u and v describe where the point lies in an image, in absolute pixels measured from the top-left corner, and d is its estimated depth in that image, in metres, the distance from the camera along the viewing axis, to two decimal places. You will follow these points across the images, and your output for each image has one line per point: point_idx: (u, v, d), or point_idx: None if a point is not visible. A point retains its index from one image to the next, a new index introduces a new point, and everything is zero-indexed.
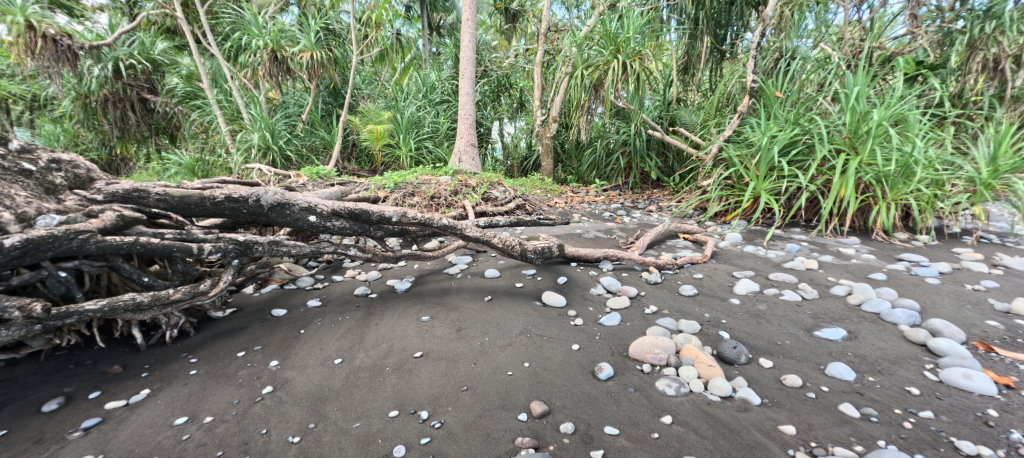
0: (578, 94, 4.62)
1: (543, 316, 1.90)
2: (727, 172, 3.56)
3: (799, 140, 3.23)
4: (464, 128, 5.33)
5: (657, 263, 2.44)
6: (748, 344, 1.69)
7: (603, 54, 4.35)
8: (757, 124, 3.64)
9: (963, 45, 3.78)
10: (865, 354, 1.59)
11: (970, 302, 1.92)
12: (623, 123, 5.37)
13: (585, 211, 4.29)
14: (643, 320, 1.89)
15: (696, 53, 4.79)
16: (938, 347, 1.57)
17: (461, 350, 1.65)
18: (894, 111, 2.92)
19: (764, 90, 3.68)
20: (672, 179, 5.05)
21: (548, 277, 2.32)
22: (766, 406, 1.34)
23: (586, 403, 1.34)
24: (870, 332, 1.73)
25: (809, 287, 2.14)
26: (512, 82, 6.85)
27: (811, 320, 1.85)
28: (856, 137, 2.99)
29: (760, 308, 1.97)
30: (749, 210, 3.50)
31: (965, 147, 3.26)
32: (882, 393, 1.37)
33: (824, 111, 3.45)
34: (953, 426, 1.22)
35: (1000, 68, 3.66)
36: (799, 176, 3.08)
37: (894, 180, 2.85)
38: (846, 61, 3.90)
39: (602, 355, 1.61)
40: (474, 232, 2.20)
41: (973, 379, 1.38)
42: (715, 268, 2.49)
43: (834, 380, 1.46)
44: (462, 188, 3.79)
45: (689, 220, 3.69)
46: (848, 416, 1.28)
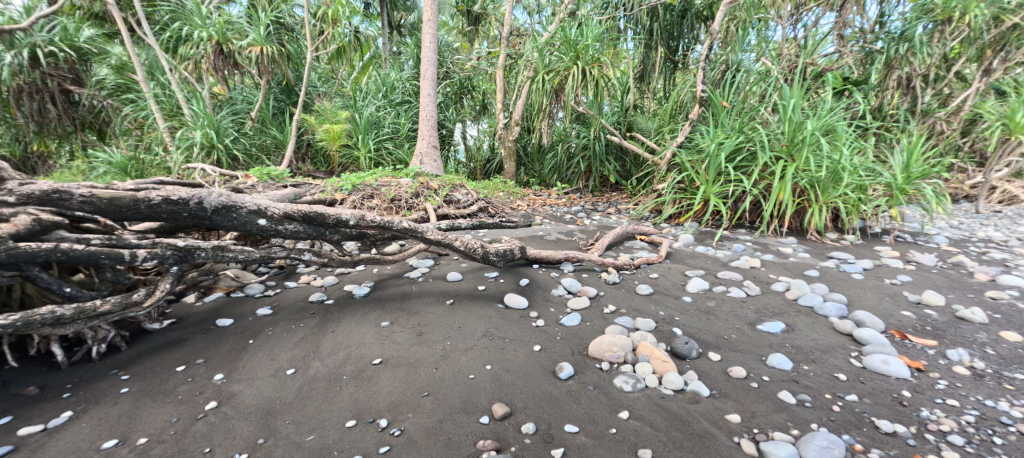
0: (539, 99, 4.71)
1: (506, 318, 1.91)
2: (679, 176, 3.75)
3: (743, 148, 3.45)
4: (426, 129, 5.26)
5: (615, 264, 2.52)
6: (699, 340, 1.78)
7: (564, 60, 4.46)
8: (706, 132, 3.84)
9: (882, 64, 4.20)
10: (801, 345, 1.72)
11: (889, 295, 2.14)
12: (583, 127, 5.49)
13: (548, 213, 4.37)
14: (602, 319, 1.94)
15: (651, 62, 5.04)
16: (862, 336, 1.72)
17: (424, 354, 1.63)
18: (824, 122, 3.19)
19: (712, 100, 3.91)
20: (630, 183, 5.22)
21: (510, 279, 2.34)
22: (715, 397, 1.42)
23: (546, 403, 1.37)
24: (805, 324, 1.88)
25: (753, 284, 2.29)
26: (475, 84, 6.83)
27: (754, 315, 1.98)
28: (793, 145, 3.23)
29: (710, 305, 2.09)
30: (701, 212, 3.69)
31: (884, 155, 3.61)
32: (815, 380, 1.50)
33: (765, 121, 3.71)
34: (875, 407, 1.35)
35: (912, 86, 4.21)
36: (743, 181, 3.30)
37: (825, 186, 3.10)
38: (784, 75, 4.21)
39: (563, 355, 1.65)
40: (435, 235, 2.17)
41: (891, 364, 1.53)
42: (669, 267, 2.61)
43: (773, 369, 1.57)
44: (424, 191, 3.75)
45: (645, 222, 3.84)
46: (786, 403, 1.38)
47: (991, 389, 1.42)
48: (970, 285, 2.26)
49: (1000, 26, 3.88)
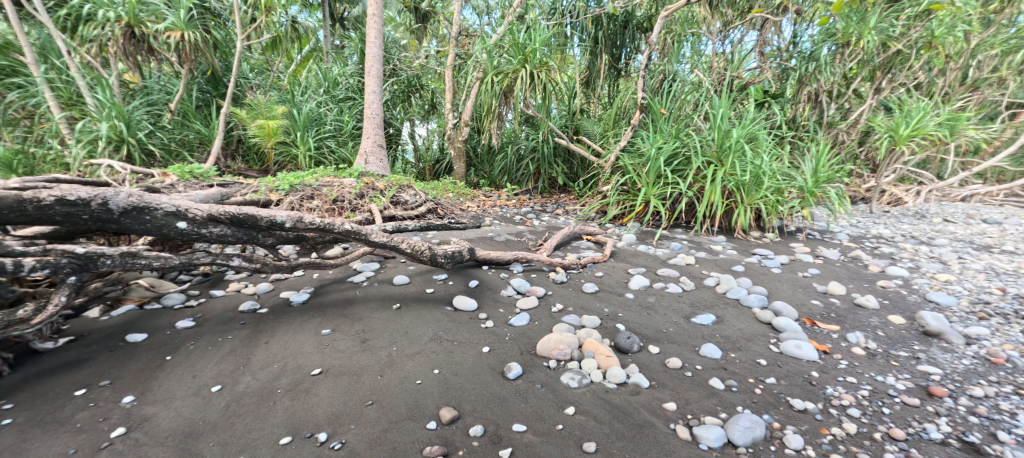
0: (488, 100, 4.71)
1: (454, 321, 1.89)
2: (622, 178, 3.92)
3: (679, 153, 3.68)
4: (371, 127, 5.06)
5: (563, 264, 2.58)
6: (640, 334, 1.88)
7: (512, 62, 4.49)
8: (647, 137, 4.05)
9: (796, 80, 4.69)
10: (729, 334, 1.87)
11: (801, 286, 2.38)
12: (532, 130, 5.57)
13: (497, 214, 4.38)
14: (550, 318, 1.98)
15: (596, 69, 5.22)
16: (780, 324, 1.90)
17: (368, 361, 1.57)
18: (748, 131, 3.49)
19: (652, 107, 4.14)
20: (577, 185, 5.37)
21: (459, 281, 2.32)
22: (654, 388, 1.50)
23: (494, 403, 1.37)
24: (732, 315, 2.05)
25: (688, 280, 2.45)
26: (424, 83, 6.70)
27: (689, 308, 2.12)
28: (722, 151, 3.49)
29: (650, 301, 2.20)
30: (642, 213, 3.89)
31: (798, 162, 4.01)
32: (741, 366, 1.63)
33: (697, 128, 3.99)
34: (790, 388, 1.50)
35: (818, 100, 4.83)
36: (680, 184, 3.53)
37: (749, 188, 3.38)
38: (714, 87, 4.55)
39: (511, 355, 1.66)
40: (380, 237, 2.09)
41: (802, 348, 1.71)
42: (613, 266, 2.72)
43: (705, 358, 1.69)
44: (369, 191, 3.61)
45: (591, 223, 3.98)
46: (716, 388, 1.49)
47: (882, 366, 1.63)
48: (865, 276, 2.57)
49: (888, 51, 4.46)
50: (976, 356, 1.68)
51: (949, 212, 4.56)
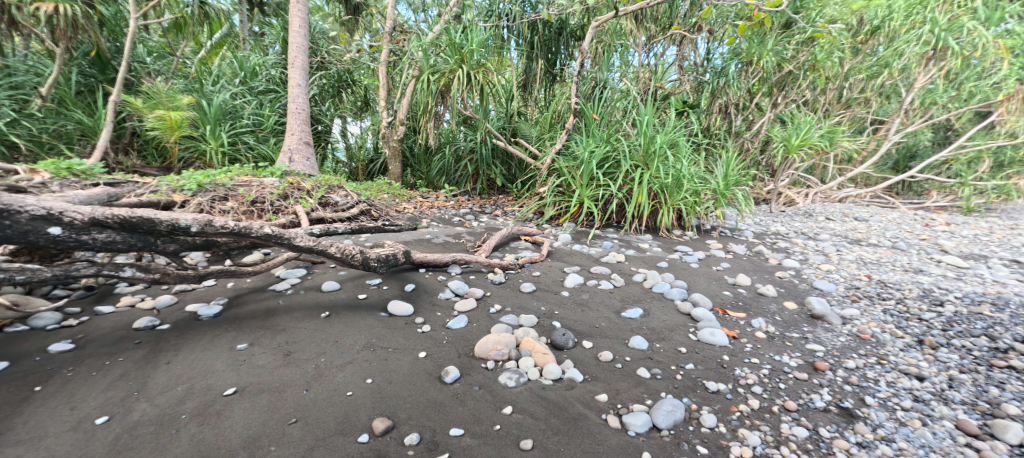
0: (424, 99, 4.62)
1: (389, 327, 1.82)
2: (558, 180, 4.04)
3: (610, 156, 3.87)
4: (295, 124, 4.72)
5: (501, 265, 2.60)
6: (575, 330, 1.94)
7: (449, 62, 4.43)
8: (580, 141, 4.21)
9: (710, 92, 5.16)
10: (655, 326, 2.00)
11: (716, 279, 2.62)
12: (470, 131, 5.54)
13: (435, 216, 4.30)
14: (488, 319, 1.99)
15: (532, 73, 5.32)
16: (697, 314, 2.08)
17: (292, 376, 1.46)
18: (670, 137, 3.78)
19: (585, 112, 4.32)
20: (515, 186, 5.43)
21: (394, 286, 2.23)
22: (587, 381, 1.57)
23: (431, 409, 1.34)
24: (657, 308, 2.20)
25: (618, 277, 2.58)
26: (355, 78, 6.38)
27: (619, 303, 2.24)
28: (648, 155, 3.73)
29: (584, 298, 2.29)
30: (576, 213, 4.03)
31: (712, 166, 4.41)
32: (664, 355, 1.76)
33: (626, 134, 4.23)
34: (706, 372, 1.64)
35: (729, 112, 5.44)
36: (610, 186, 3.72)
37: (671, 190, 3.66)
38: (641, 95, 4.86)
39: (449, 359, 1.64)
40: (305, 241, 1.94)
41: (716, 335, 1.88)
42: (550, 265, 2.79)
43: (634, 350, 1.79)
44: (293, 192, 3.36)
45: (529, 223, 4.05)
46: (643, 377, 1.60)
47: (779, 347, 1.85)
48: (767, 268, 2.90)
49: (782, 70, 5.08)
50: (850, 334, 1.97)
51: (831, 212, 5.28)
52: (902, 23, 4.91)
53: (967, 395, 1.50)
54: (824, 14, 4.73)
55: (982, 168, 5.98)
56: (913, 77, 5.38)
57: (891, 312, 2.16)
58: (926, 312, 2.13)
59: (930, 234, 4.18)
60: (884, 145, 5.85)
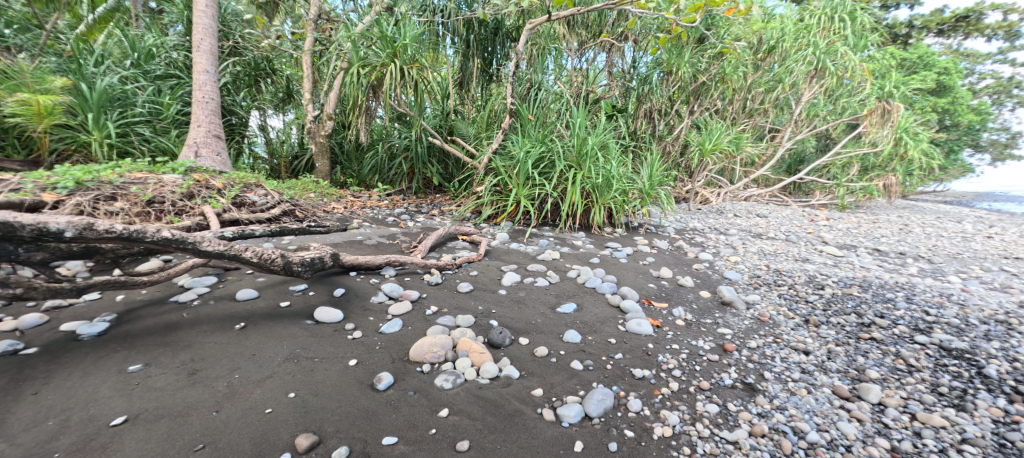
0: (354, 93, 4.39)
1: (316, 335, 1.71)
2: (495, 179, 4.06)
3: (545, 157, 3.97)
4: (202, 114, 4.25)
5: (438, 265, 2.55)
6: (512, 327, 1.97)
7: (380, 56, 4.24)
8: (516, 141, 4.26)
9: (636, 97, 5.49)
10: (587, 319, 2.09)
11: (642, 272, 2.80)
12: (405, 128, 5.36)
13: (367, 216, 4.11)
14: (424, 321, 1.94)
15: (469, 71, 5.28)
16: (626, 307, 2.20)
17: (200, 397, 1.31)
18: (600, 139, 3.96)
19: (520, 113, 4.38)
20: (452, 185, 5.33)
21: (322, 291, 2.10)
22: (523, 377, 1.60)
23: (362, 419, 1.28)
24: (590, 302, 2.30)
25: (553, 273, 2.66)
26: (276, 67, 5.89)
27: (554, 299, 2.31)
28: (581, 156, 3.88)
29: (521, 295, 2.33)
30: (513, 212, 4.08)
31: (638, 167, 4.70)
32: (596, 347, 1.84)
33: (560, 135, 4.36)
34: (633, 360, 1.75)
35: (652, 117, 5.82)
36: (546, 185, 3.81)
37: (602, 189, 3.83)
38: (574, 98, 5.04)
39: (382, 365, 1.58)
40: (214, 246, 1.75)
41: (642, 325, 2.01)
42: (487, 264, 2.79)
43: (568, 343, 1.86)
44: (201, 191, 3.03)
45: (466, 223, 4.02)
46: (576, 370, 1.66)
47: (696, 332, 2.02)
48: (686, 261, 3.16)
49: (697, 81, 5.57)
50: (753, 317, 2.22)
51: (739, 209, 5.89)
52: (792, 45, 5.63)
53: (842, 364, 1.76)
54: (730, 32, 5.27)
55: (853, 171, 7.03)
56: (801, 92, 6.18)
57: (785, 296, 2.47)
58: (811, 295, 2.46)
59: (816, 228, 4.82)
60: (780, 150, 6.65)
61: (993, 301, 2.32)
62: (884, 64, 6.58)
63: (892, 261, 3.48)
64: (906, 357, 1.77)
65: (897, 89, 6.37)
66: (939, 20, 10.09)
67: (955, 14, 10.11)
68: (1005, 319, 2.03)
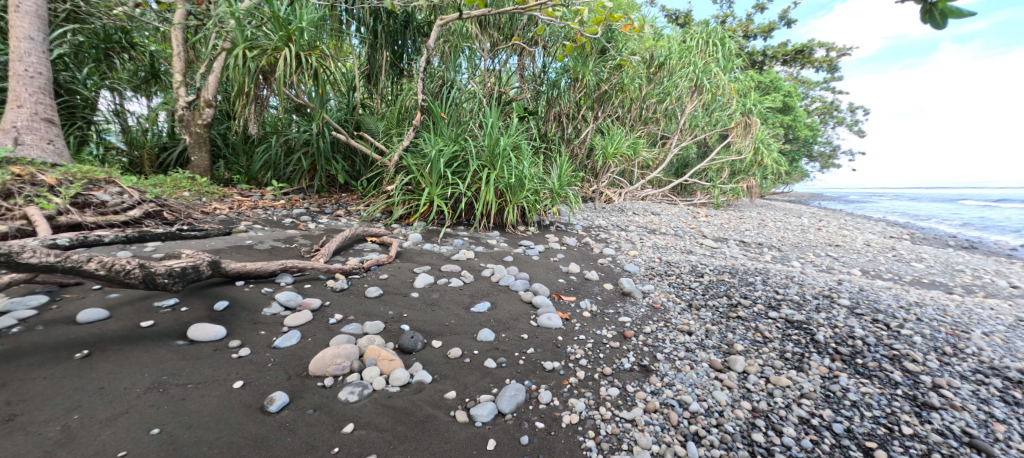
0: (240, 78, 3.90)
1: (192, 357, 1.48)
2: (406, 178, 3.91)
3: (459, 156, 3.93)
4: (23, 91, 3.42)
5: (343, 270, 2.37)
6: (424, 330, 1.92)
7: (271, 39, 3.79)
8: (428, 138, 4.16)
9: (546, 101, 5.71)
10: (501, 317, 2.12)
11: (553, 268, 2.93)
12: (304, 121, 4.91)
13: (259, 217, 3.67)
14: (326, 331, 1.80)
15: (377, 64, 4.99)
16: (537, 302, 2.28)
17: (20, 451, 1.06)
18: (512, 140, 4.03)
19: (432, 110, 4.27)
20: (360, 184, 4.95)
21: (198, 305, 1.81)
22: (435, 381, 1.57)
23: (249, 448, 1.14)
24: (503, 300, 2.33)
25: (468, 273, 2.64)
26: (135, 41, 5.03)
27: (468, 299, 2.30)
28: (493, 156, 3.91)
29: (434, 297, 2.27)
30: (426, 212, 3.96)
31: (549, 168, 4.90)
32: (509, 343, 1.88)
33: (473, 134, 4.35)
34: (544, 353, 1.82)
35: (561, 121, 6.10)
36: (459, 185, 3.77)
37: (515, 189, 3.91)
38: (487, 98, 5.07)
39: (276, 383, 1.42)
40: (40, 258, 1.44)
41: (552, 319, 2.10)
42: (399, 266, 2.67)
43: (482, 342, 1.87)
44: (22, 188, 2.45)
45: (376, 224, 3.82)
46: (489, 368, 1.68)
47: (600, 323, 2.17)
48: (592, 256, 3.38)
49: (600, 89, 5.99)
50: (648, 305, 2.44)
51: (637, 208, 6.46)
52: (677, 62, 6.34)
53: (716, 341, 2.02)
54: (627, 46, 5.76)
55: (725, 175, 8.16)
56: (685, 104, 7.00)
57: (674, 285, 2.76)
58: (693, 282, 2.79)
59: (698, 224, 5.50)
60: (669, 155, 7.45)
61: (823, 280, 2.87)
62: (746, 85, 7.76)
63: (753, 251, 4.12)
64: (762, 330, 2.11)
65: (755, 107, 7.57)
66: (784, 51, 12.22)
67: (796, 48, 12.32)
68: (831, 294, 2.52)
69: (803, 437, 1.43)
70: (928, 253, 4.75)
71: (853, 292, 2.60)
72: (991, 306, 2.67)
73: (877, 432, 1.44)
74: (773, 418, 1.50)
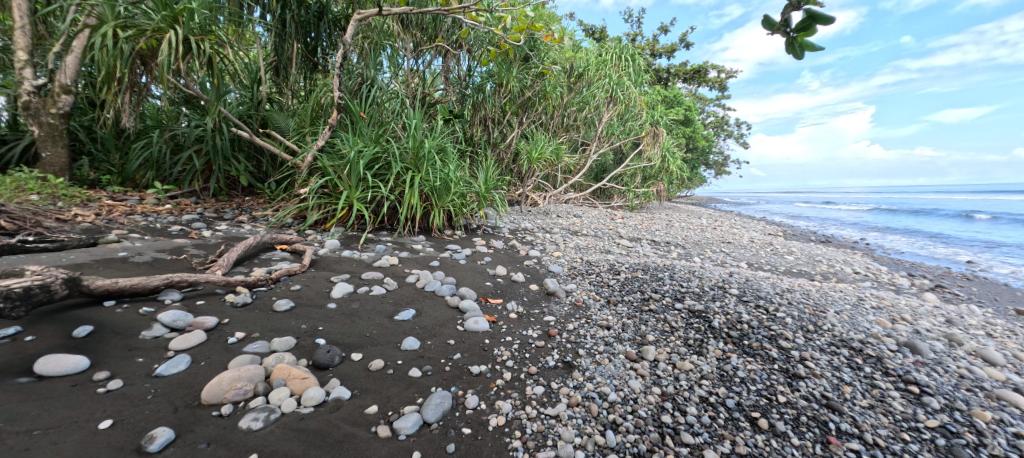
0: (110, 61, 3.34)
1: (42, 397, 1.22)
2: (322, 180, 3.63)
3: (380, 157, 3.75)
4: None
5: (246, 282, 2.12)
6: (342, 343, 1.79)
7: (152, 18, 3.29)
8: (346, 139, 3.92)
9: (471, 104, 5.71)
10: (426, 324, 2.06)
11: (480, 272, 2.92)
12: (196, 114, 4.34)
13: (138, 224, 3.16)
14: (224, 352, 1.60)
15: (286, 56, 4.58)
16: (464, 306, 2.25)
17: None
18: (437, 143, 3.96)
19: (351, 109, 4.03)
20: (267, 186, 4.49)
21: (51, 333, 1.50)
22: (355, 396, 1.48)
23: None
24: (429, 306, 2.27)
25: (391, 280, 2.52)
26: None
27: (392, 307, 2.20)
28: (417, 159, 3.80)
29: (354, 308, 2.12)
30: (345, 217, 3.72)
31: (475, 172, 4.89)
32: (435, 350, 1.83)
33: (396, 136, 4.19)
34: (470, 358, 1.81)
35: (487, 124, 6.13)
36: (380, 188, 3.60)
37: (441, 192, 3.84)
38: (410, 99, 4.92)
39: (160, 418, 1.24)
40: None
41: (479, 322, 2.09)
42: (313, 275, 2.47)
43: (406, 351, 1.80)
44: None
45: (286, 230, 3.50)
46: (414, 377, 1.62)
47: (526, 323, 2.21)
48: (518, 259, 3.43)
49: (524, 95, 6.13)
50: (571, 303, 2.54)
51: (561, 211, 6.72)
52: (594, 74, 6.74)
53: (632, 333, 2.17)
54: (548, 56, 5.98)
55: (638, 180, 8.84)
56: (602, 113, 7.46)
57: (594, 283, 2.91)
58: (611, 279, 2.97)
59: (616, 225, 5.87)
60: (589, 161, 7.87)
61: (720, 274, 3.22)
62: (654, 98, 8.49)
63: (663, 249, 4.50)
64: (670, 321, 2.30)
65: (662, 118, 8.32)
66: (684, 70, 13.63)
67: (694, 68, 13.80)
68: (725, 285, 2.84)
69: (703, 414, 1.58)
70: (797, 247, 5.59)
71: (743, 282, 2.96)
72: (843, 290, 3.21)
73: (760, 403, 1.65)
74: (679, 400, 1.65)
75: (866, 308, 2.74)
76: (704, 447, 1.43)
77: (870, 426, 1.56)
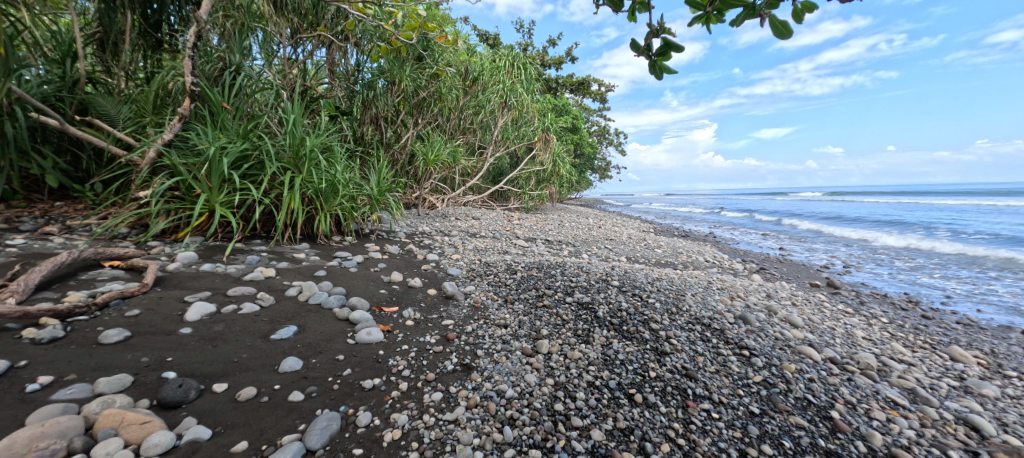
0: None
1: None
2: (170, 182, 3.03)
3: (249, 155, 3.28)
4: None
5: (54, 312, 1.65)
6: (201, 373, 1.52)
7: None
8: (204, 133, 3.34)
9: (361, 101, 5.35)
10: (311, 341, 1.85)
11: (373, 279, 2.74)
12: None
13: None
14: (20, 405, 1.23)
15: (115, 29, 3.72)
16: (355, 318, 2.09)
17: None
18: (321, 141, 3.60)
19: (210, 98, 3.44)
20: (88, 189, 3.58)
21: None
22: (219, 434, 1.28)
23: None
24: (313, 320, 2.05)
25: (267, 294, 2.21)
26: None
27: (268, 325, 1.93)
28: (297, 158, 3.41)
29: (216, 330, 1.81)
30: (204, 224, 3.17)
31: (366, 173, 4.59)
32: (320, 368, 1.66)
33: (269, 131, 3.71)
34: (363, 372, 1.68)
35: (378, 123, 5.80)
36: (251, 190, 3.13)
37: (327, 195, 3.51)
38: (286, 90, 4.40)
39: None
40: None
41: (372, 333, 1.96)
42: (160, 295, 2.02)
43: (286, 373, 1.60)
44: None
45: (120, 242, 2.84)
46: (295, 402, 1.45)
47: (423, 329, 2.14)
48: (415, 263, 3.32)
49: (418, 95, 5.89)
50: (469, 305, 2.54)
51: (459, 213, 6.69)
52: (489, 79, 6.84)
53: (527, 329, 2.25)
54: (442, 57, 5.89)
55: (532, 183, 9.23)
56: (497, 118, 7.63)
57: (492, 283, 2.95)
58: (508, 279, 3.04)
59: (512, 226, 6.06)
60: (486, 164, 7.98)
61: (604, 268, 3.54)
62: (545, 106, 8.98)
63: (556, 248, 4.79)
64: (561, 314, 2.45)
65: (552, 126, 8.84)
66: (570, 82, 14.71)
67: (578, 80, 14.98)
68: (609, 278, 3.13)
69: (591, 396, 1.71)
70: (664, 242, 6.44)
71: (623, 275, 3.29)
72: (698, 276, 3.78)
73: (636, 380, 1.85)
74: (570, 387, 1.75)
75: (714, 290, 3.27)
76: (591, 428, 1.54)
77: (717, 387, 1.86)
